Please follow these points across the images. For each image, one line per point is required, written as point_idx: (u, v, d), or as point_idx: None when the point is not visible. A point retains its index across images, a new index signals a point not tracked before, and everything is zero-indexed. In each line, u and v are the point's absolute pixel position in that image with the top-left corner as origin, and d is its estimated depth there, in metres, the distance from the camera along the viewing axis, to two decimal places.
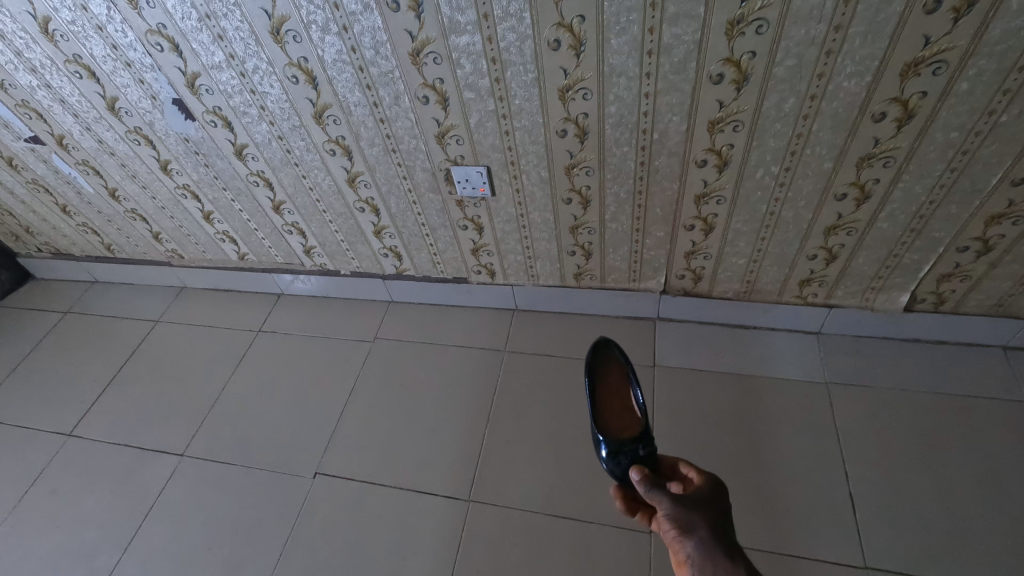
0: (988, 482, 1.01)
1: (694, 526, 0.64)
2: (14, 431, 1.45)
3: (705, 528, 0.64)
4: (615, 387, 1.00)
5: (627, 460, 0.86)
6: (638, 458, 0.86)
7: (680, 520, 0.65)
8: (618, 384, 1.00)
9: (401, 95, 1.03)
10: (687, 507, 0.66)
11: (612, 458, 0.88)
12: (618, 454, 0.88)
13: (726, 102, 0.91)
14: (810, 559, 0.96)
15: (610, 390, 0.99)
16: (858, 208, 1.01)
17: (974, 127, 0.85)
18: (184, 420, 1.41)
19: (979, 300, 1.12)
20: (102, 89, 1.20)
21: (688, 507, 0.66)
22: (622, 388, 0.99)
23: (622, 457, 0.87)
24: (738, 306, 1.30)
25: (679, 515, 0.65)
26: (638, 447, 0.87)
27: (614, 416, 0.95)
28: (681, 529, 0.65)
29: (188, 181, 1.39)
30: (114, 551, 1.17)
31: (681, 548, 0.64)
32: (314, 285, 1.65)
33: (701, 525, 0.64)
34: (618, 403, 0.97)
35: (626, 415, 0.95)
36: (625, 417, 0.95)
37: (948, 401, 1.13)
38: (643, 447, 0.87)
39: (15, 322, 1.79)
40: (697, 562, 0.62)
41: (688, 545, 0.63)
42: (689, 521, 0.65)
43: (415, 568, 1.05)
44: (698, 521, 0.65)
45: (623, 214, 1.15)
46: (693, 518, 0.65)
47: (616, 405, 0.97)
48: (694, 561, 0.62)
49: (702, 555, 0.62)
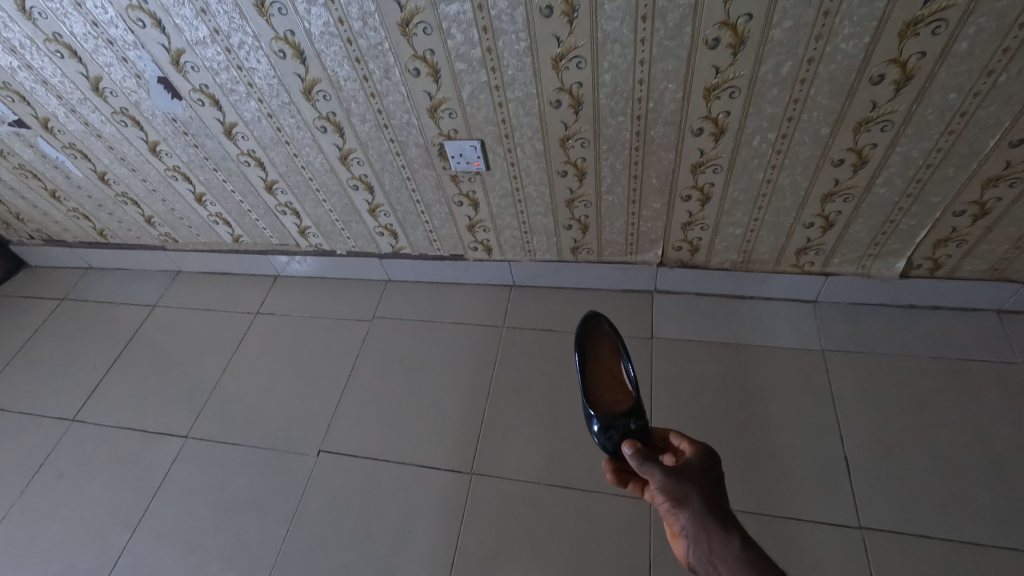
0: (979, 443, 1.03)
1: (688, 498, 0.65)
2: (18, 418, 1.46)
3: (698, 499, 0.65)
4: (607, 362, 1.01)
5: (619, 434, 0.87)
6: (629, 432, 0.87)
7: (673, 492, 0.66)
8: (608, 358, 1.01)
9: (391, 68, 1.01)
10: (680, 479, 0.67)
11: (604, 433, 0.89)
12: (609, 428, 0.88)
13: (722, 68, 0.90)
14: (806, 521, 0.99)
15: (601, 365, 1.01)
16: (855, 174, 1.00)
17: (973, 88, 0.84)
18: (186, 402, 1.42)
19: (975, 264, 1.13)
20: (85, 69, 1.17)
21: (681, 479, 0.67)
22: (613, 362, 1.01)
23: (614, 431, 0.88)
24: (735, 276, 1.30)
25: (672, 488, 0.67)
26: (629, 421, 0.88)
27: (605, 390, 0.96)
28: (675, 501, 0.66)
29: (179, 163, 1.37)
30: (124, 531, 1.19)
31: (676, 520, 0.65)
32: (310, 266, 1.64)
33: (694, 496, 0.65)
34: (609, 377, 0.98)
35: (618, 390, 0.96)
36: (616, 391, 0.96)
37: (943, 365, 1.15)
38: (634, 421, 0.88)
39: (11, 310, 1.79)
40: (691, 533, 0.63)
41: (682, 517, 0.65)
42: (682, 493, 0.66)
43: (420, 540, 1.07)
44: (691, 492, 0.66)
45: (619, 185, 1.14)
46: (686, 490, 0.66)
47: (608, 380, 0.98)
48: (689, 532, 0.64)
49: (697, 527, 0.63)
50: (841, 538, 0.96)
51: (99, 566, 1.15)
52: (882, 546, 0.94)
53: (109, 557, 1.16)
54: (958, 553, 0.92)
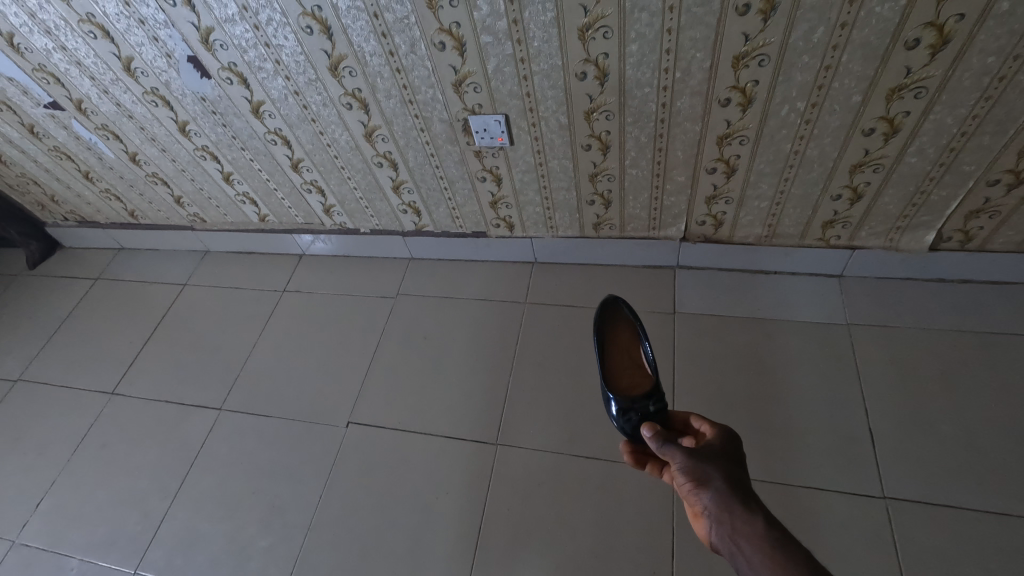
0: (1008, 415, 1.02)
1: (709, 478, 0.64)
2: (61, 391, 1.53)
3: (720, 479, 0.64)
4: (625, 345, 1.02)
5: (638, 416, 0.88)
6: (648, 414, 0.88)
7: (694, 473, 0.66)
8: (627, 342, 1.02)
9: (416, 42, 1.02)
10: (702, 460, 0.67)
11: (623, 416, 0.90)
12: (628, 411, 0.90)
13: (752, 35, 0.88)
14: (828, 491, 1.00)
15: (620, 348, 1.02)
16: (885, 143, 0.99)
17: (1013, 51, 0.82)
18: (219, 377, 1.46)
19: (1008, 236, 1.11)
20: (117, 49, 1.19)
21: (703, 460, 0.67)
22: (631, 346, 1.01)
23: (632, 413, 0.89)
24: (758, 251, 1.30)
25: (693, 468, 0.66)
26: (649, 404, 0.89)
27: (624, 374, 0.97)
28: (696, 482, 0.65)
29: (207, 143, 1.40)
30: (166, 497, 1.25)
31: (697, 500, 0.65)
32: (334, 245, 1.67)
33: (716, 477, 0.64)
34: (628, 361, 0.99)
35: (637, 373, 0.97)
36: (635, 374, 0.97)
37: (971, 339, 1.14)
38: (654, 404, 0.89)
39: (48, 290, 1.85)
40: (713, 512, 0.62)
41: (704, 498, 0.64)
42: (704, 473, 0.65)
43: (448, 507, 1.11)
44: (713, 472, 0.65)
45: (644, 158, 1.14)
46: (707, 470, 0.65)
47: (626, 364, 0.99)
48: (711, 511, 0.62)
49: (718, 506, 0.62)
50: (865, 507, 0.97)
51: (142, 530, 1.21)
52: (907, 515, 0.95)
53: (152, 521, 1.22)
54: (983, 522, 0.92)
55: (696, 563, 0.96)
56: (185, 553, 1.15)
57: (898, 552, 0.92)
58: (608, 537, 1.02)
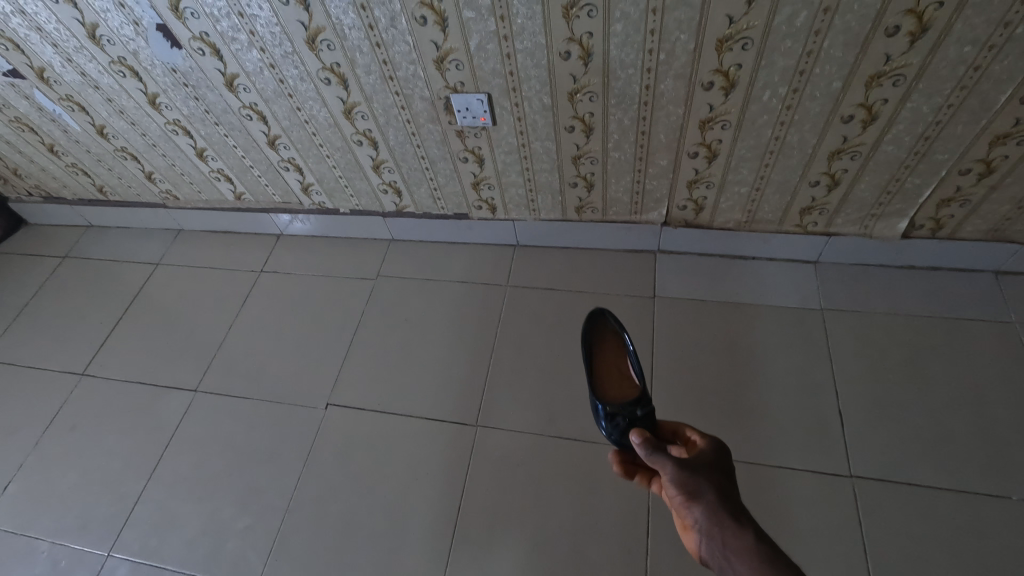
0: (971, 397, 1.07)
1: (701, 491, 0.64)
2: (27, 372, 1.48)
3: (711, 493, 0.63)
4: (612, 356, 1.01)
5: (625, 421, 0.87)
6: (636, 419, 0.87)
7: (686, 485, 0.65)
8: (614, 352, 1.01)
9: (397, 16, 0.99)
10: (694, 472, 0.66)
11: (610, 423, 0.89)
12: (615, 416, 0.89)
13: (736, 18, 0.88)
14: (798, 470, 1.03)
15: (607, 359, 1.01)
16: (864, 130, 1.00)
17: (989, 41, 0.83)
18: (194, 358, 1.44)
19: (977, 225, 1.14)
20: (81, 15, 1.14)
21: (694, 472, 0.66)
22: (619, 358, 1.00)
23: (620, 418, 0.88)
24: (737, 236, 1.31)
25: (685, 481, 0.65)
26: (636, 409, 0.88)
27: (612, 383, 0.96)
28: (688, 495, 0.64)
29: (179, 117, 1.35)
30: (140, 479, 1.23)
31: (688, 513, 0.64)
32: (313, 225, 1.64)
33: (708, 490, 0.64)
34: (616, 372, 0.98)
35: (625, 383, 0.96)
36: (623, 385, 0.96)
37: (939, 324, 1.17)
38: (641, 409, 0.88)
39: (12, 268, 1.79)
40: (705, 527, 0.61)
41: (695, 511, 0.63)
42: (696, 486, 0.64)
43: (426, 488, 1.12)
44: (704, 485, 0.64)
45: (626, 141, 1.13)
46: (698, 482, 0.65)
47: (613, 373, 0.98)
48: (702, 525, 0.62)
49: (709, 519, 0.61)
50: (831, 485, 1.01)
51: (116, 512, 1.19)
52: (870, 494, 0.99)
53: (125, 503, 1.20)
54: (942, 499, 0.97)
55: (669, 539, 0.99)
56: (160, 535, 1.14)
57: (862, 526, 0.96)
58: (584, 516, 1.04)
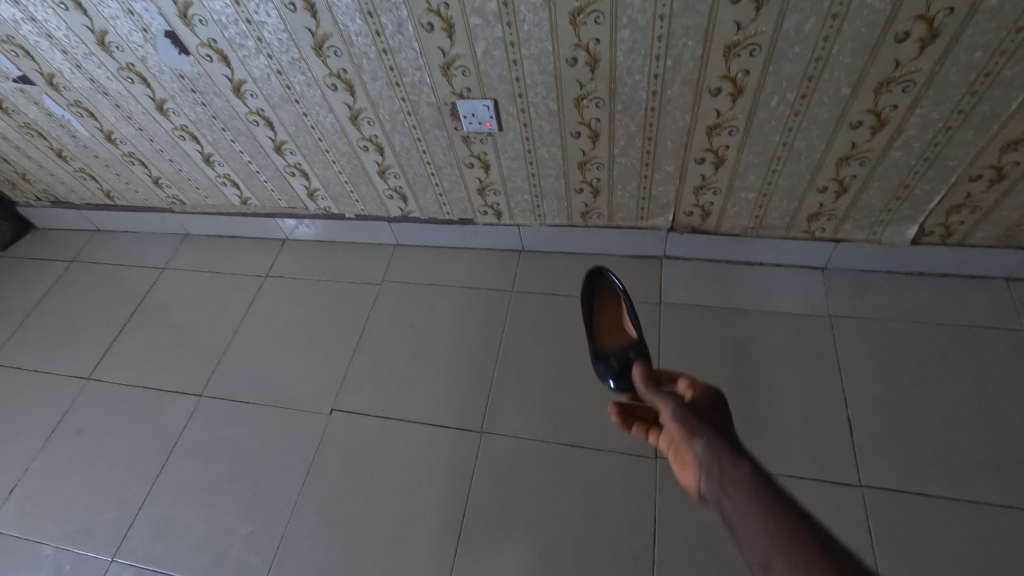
0: (982, 405, 1.05)
1: (702, 428, 0.64)
2: (34, 376, 1.49)
3: (712, 430, 0.63)
4: (612, 313, 1.07)
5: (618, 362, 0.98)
6: (628, 360, 0.97)
7: (688, 421, 0.65)
8: (612, 306, 1.08)
9: (404, 22, 0.99)
10: (697, 413, 0.66)
11: (604, 363, 1.01)
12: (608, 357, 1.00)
13: (744, 24, 0.88)
14: (806, 479, 1.02)
15: (608, 315, 1.08)
16: (872, 136, 0.99)
17: (1000, 47, 0.82)
18: (200, 363, 1.44)
19: (987, 231, 1.13)
20: (90, 22, 1.15)
21: (697, 412, 0.66)
22: (618, 313, 1.07)
23: (612, 359, 1.00)
24: (744, 242, 1.30)
25: (687, 417, 0.66)
26: (628, 352, 0.98)
27: (609, 333, 1.05)
28: (689, 431, 0.64)
29: (186, 122, 1.35)
30: (144, 484, 1.23)
31: (688, 449, 0.63)
32: (318, 230, 1.64)
33: (709, 428, 0.64)
34: (614, 322, 1.07)
35: (622, 332, 1.04)
36: (620, 334, 1.04)
37: (949, 331, 1.16)
38: (634, 352, 0.97)
39: (20, 272, 1.80)
40: (704, 460, 0.61)
41: (695, 446, 0.63)
42: (697, 424, 0.65)
43: (431, 495, 1.11)
44: (705, 424, 0.64)
45: (633, 147, 1.13)
46: (699, 421, 0.65)
47: (611, 325, 1.06)
48: (701, 459, 0.61)
49: (709, 452, 0.61)
50: (840, 495, 0.99)
51: (120, 517, 1.19)
52: (880, 504, 0.97)
53: (130, 508, 1.20)
54: (954, 509, 0.95)
55: (676, 548, 0.98)
56: (164, 541, 1.14)
57: (873, 537, 0.94)
58: (590, 525, 1.03)
